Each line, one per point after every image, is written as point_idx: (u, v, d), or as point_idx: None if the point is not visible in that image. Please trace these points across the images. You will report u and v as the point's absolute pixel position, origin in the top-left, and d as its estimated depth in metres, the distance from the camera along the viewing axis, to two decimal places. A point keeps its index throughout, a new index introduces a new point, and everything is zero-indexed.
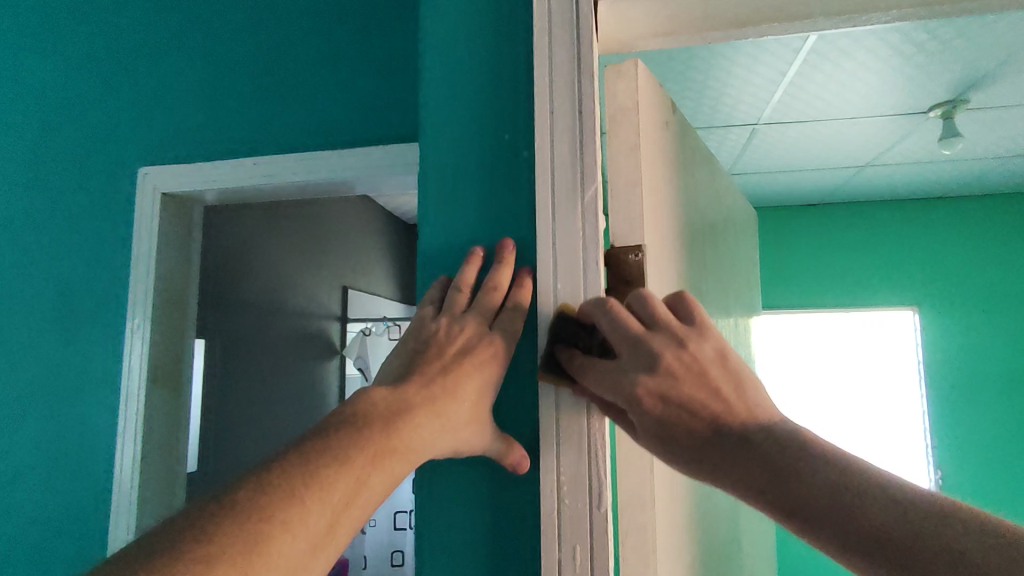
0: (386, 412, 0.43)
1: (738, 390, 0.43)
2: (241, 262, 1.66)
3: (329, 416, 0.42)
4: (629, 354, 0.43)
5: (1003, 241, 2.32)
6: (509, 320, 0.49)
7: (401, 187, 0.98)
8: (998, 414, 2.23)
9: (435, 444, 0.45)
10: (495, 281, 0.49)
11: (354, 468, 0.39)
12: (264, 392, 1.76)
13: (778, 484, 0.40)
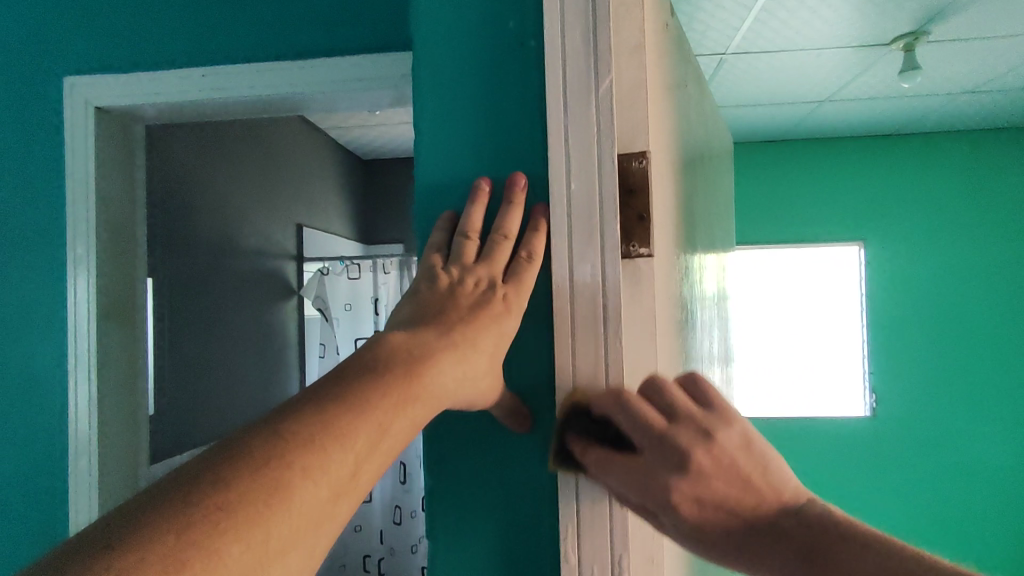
0: (403, 356, 0.38)
1: (764, 472, 0.42)
2: (190, 190, 1.54)
3: (346, 363, 0.38)
4: (658, 431, 0.41)
5: (945, 177, 2.43)
6: (522, 272, 0.44)
7: (367, 103, 0.90)
8: (927, 339, 2.42)
9: (457, 395, 0.40)
10: (505, 232, 0.45)
11: (376, 413, 0.35)
12: (219, 333, 1.69)
13: (788, 559, 0.40)
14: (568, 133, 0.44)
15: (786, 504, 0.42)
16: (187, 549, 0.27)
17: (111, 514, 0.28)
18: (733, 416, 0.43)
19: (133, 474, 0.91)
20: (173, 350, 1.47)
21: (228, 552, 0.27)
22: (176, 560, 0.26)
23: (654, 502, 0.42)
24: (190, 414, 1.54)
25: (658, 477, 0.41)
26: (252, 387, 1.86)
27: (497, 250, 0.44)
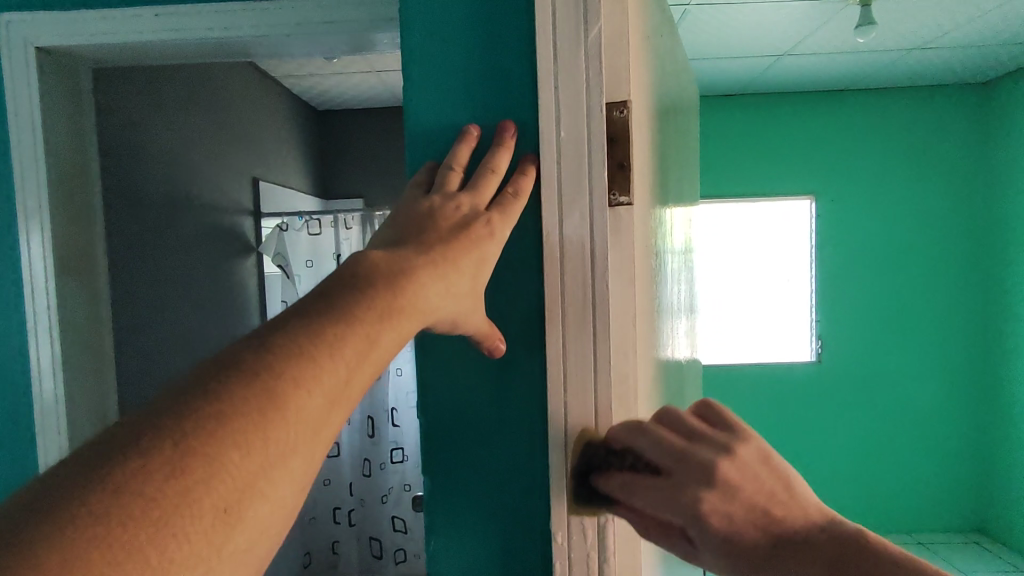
0: (387, 274, 0.39)
1: (788, 488, 0.42)
2: (138, 141, 1.46)
3: (329, 281, 0.38)
4: (675, 453, 0.43)
5: (891, 132, 2.53)
6: (507, 204, 0.46)
7: (334, 48, 0.87)
8: (869, 287, 2.56)
9: (440, 307, 0.41)
10: (493, 165, 0.47)
11: (362, 324, 0.35)
12: (178, 291, 1.65)
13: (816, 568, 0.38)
14: (558, 84, 0.46)
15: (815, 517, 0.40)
16: (189, 459, 0.26)
17: (105, 433, 0.28)
18: (750, 435, 0.44)
19: (104, 433, 0.90)
20: (130, 309, 1.43)
21: (227, 463, 0.27)
22: (179, 470, 0.26)
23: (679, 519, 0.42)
24: (152, 374, 1.51)
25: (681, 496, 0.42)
26: (214, 344, 1.83)
27: (485, 182, 0.46)
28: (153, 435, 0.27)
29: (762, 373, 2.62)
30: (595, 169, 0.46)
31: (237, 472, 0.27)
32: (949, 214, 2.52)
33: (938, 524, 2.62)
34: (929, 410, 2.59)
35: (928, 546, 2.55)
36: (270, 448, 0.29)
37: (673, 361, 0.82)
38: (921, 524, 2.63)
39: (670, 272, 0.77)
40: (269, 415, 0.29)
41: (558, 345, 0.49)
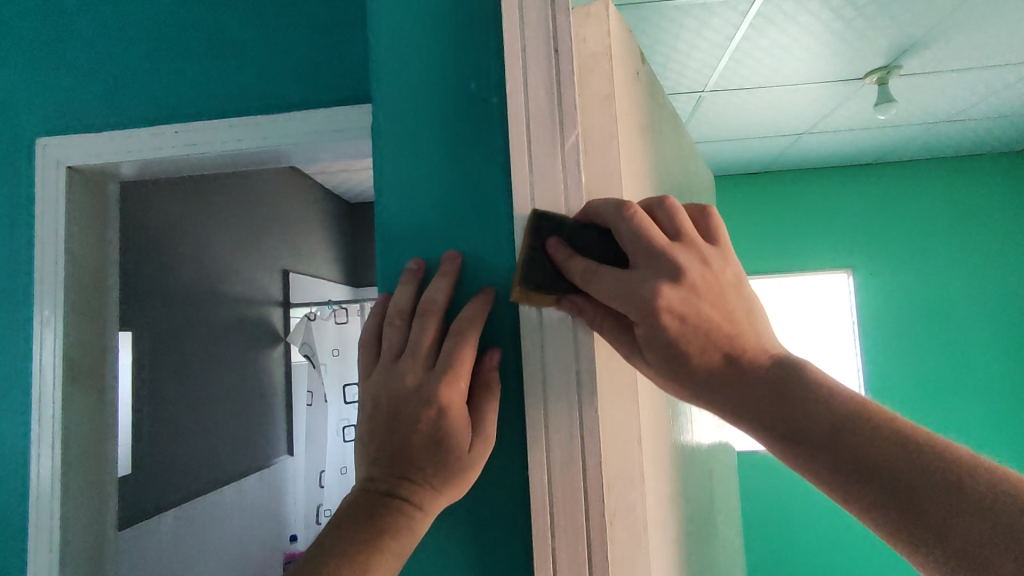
0: (395, 479, 0.42)
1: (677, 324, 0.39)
2: (164, 245, 1.51)
3: (389, 498, 0.42)
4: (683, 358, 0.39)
5: (926, 203, 2.46)
6: (454, 351, 0.42)
7: (342, 153, 0.90)
8: (921, 365, 2.41)
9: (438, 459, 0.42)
10: (458, 329, 0.43)
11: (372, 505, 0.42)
12: (203, 386, 1.66)
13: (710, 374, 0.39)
14: (535, 188, 0.43)
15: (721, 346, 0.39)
16: None
17: None
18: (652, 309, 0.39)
19: (99, 542, 0.87)
20: (149, 409, 1.42)
21: None
22: None
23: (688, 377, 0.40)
24: (170, 471, 1.50)
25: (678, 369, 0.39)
26: (236, 439, 1.81)
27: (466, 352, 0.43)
28: None
29: None
30: None
31: None
32: (1001, 286, 2.38)
33: None
34: None
35: None
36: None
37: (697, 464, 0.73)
38: None
39: None
40: None
41: (542, 480, 0.44)
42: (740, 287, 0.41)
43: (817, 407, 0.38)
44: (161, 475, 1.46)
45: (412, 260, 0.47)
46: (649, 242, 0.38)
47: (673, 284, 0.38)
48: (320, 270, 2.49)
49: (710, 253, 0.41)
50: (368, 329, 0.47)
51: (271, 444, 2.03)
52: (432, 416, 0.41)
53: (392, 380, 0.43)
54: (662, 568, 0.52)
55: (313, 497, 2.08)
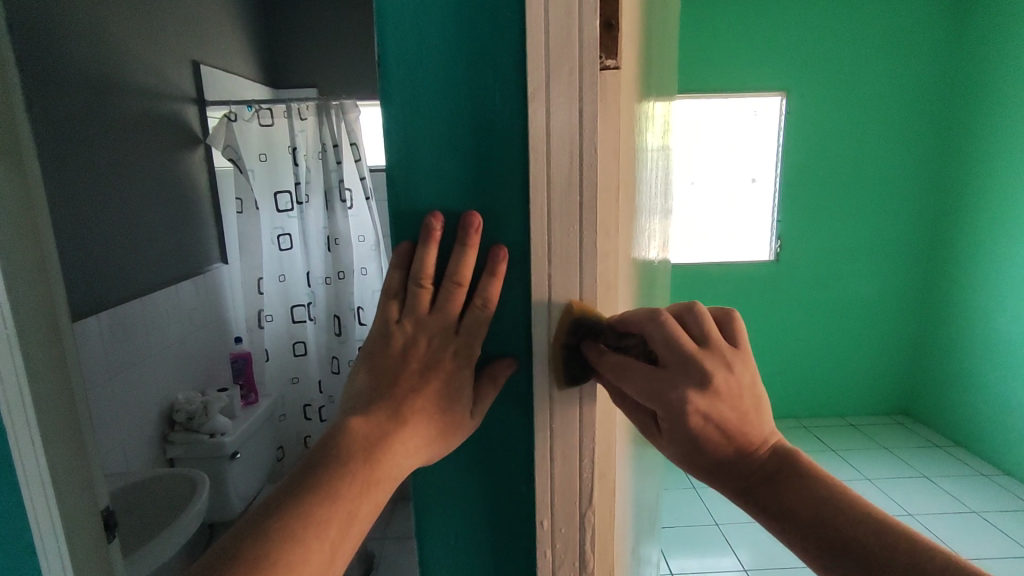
0: (393, 422, 0.47)
1: (728, 369, 0.48)
2: (44, 15, 1.28)
3: (385, 446, 0.46)
4: (690, 352, 0.47)
5: (867, 25, 2.46)
6: (474, 321, 0.49)
7: None
8: (827, 190, 2.62)
9: (440, 416, 0.49)
10: (483, 303, 0.48)
11: (368, 450, 0.46)
12: (124, 188, 1.54)
13: (726, 410, 0.48)
14: None
15: (748, 382, 0.49)
16: (268, 533, 0.41)
17: (249, 536, 0.41)
18: (746, 352, 0.50)
19: (54, 329, 0.86)
20: (72, 210, 1.34)
21: (280, 524, 0.42)
22: (260, 532, 0.41)
23: (666, 409, 0.48)
24: (102, 270, 1.45)
25: (676, 385, 0.47)
26: (166, 243, 1.75)
27: (479, 322, 0.48)
28: (252, 546, 0.41)
29: (722, 269, 2.73)
30: (586, 32, 0.43)
31: (283, 517, 0.42)
32: (915, 114, 2.53)
33: (866, 405, 2.92)
34: (872, 307, 2.76)
35: (859, 428, 2.84)
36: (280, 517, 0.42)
37: (646, 259, 0.79)
38: (853, 408, 2.93)
39: (649, 150, 0.77)
40: (291, 521, 0.42)
41: (543, 216, 0.46)
42: (755, 386, 0.50)
43: (791, 486, 0.50)
44: (91, 277, 1.41)
45: (432, 213, 0.48)
46: (671, 355, 0.47)
47: (699, 391, 0.47)
48: (234, 67, 2.22)
49: (734, 356, 0.49)
50: (391, 278, 0.50)
51: (203, 250, 1.99)
52: (449, 372, 0.49)
53: (414, 336, 0.49)
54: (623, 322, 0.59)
55: (254, 302, 2.12)
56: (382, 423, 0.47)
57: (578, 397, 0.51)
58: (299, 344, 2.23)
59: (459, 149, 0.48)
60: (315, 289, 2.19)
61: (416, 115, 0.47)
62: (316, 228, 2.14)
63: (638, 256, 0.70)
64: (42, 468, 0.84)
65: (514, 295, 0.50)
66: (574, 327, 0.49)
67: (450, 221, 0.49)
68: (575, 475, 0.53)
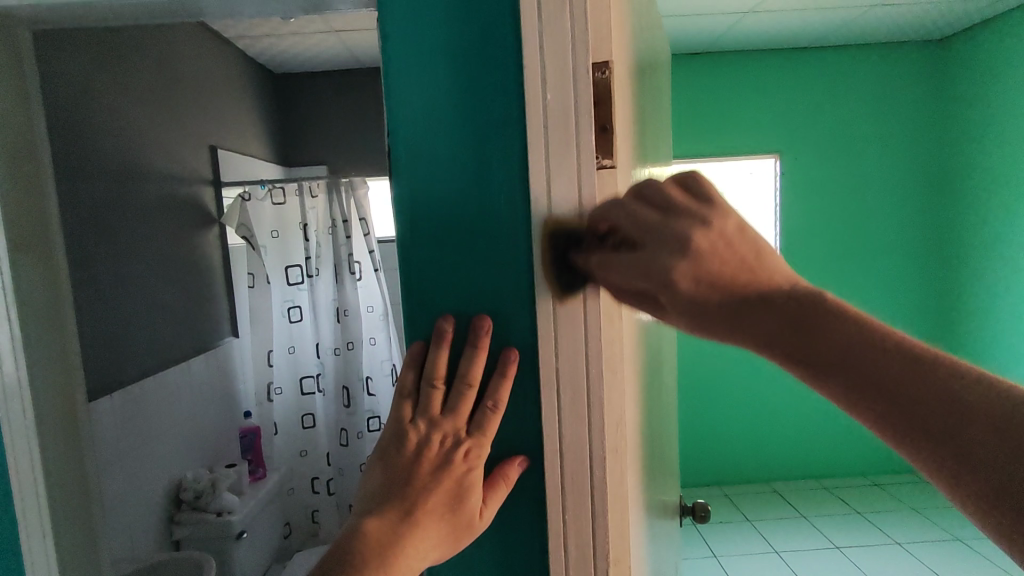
0: (406, 524, 0.47)
1: (705, 225, 0.43)
2: (78, 111, 1.36)
3: (397, 548, 0.46)
4: (656, 222, 0.43)
5: (852, 90, 2.57)
6: (485, 421, 0.50)
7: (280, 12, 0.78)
8: (829, 247, 2.65)
9: (451, 517, 0.49)
10: (493, 404, 0.50)
11: (379, 552, 0.45)
12: (141, 269, 1.59)
13: (721, 272, 0.43)
14: (545, 54, 0.46)
15: (735, 227, 0.44)
16: None
17: None
18: (727, 206, 0.45)
19: (71, 416, 0.87)
20: (93, 290, 1.38)
21: None
22: None
23: (655, 281, 0.44)
24: (120, 351, 1.48)
25: (659, 261, 0.43)
26: (180, 320, 1.78)
27: (490, 422, 0.50)
28: None
29: None
30: (582, 143, 0.47)
31: None
32: (908, 173, 2.60)
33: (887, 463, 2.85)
34: None
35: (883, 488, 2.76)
36: None
37: (650, 332, 0.81)
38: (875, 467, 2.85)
39: None
40: None
41: (549, 311, 0.50)
42: (744, 232, 0.44)
43: (820, 328, 0.40)
44: (106, 357, 1.42)
45: (443, 318, 0.51)
46: (643, 221, 0.44)
47: (682, 257, 0.43)
48: (249, 149, 2.34)
49: (711, 210, 0.44)
50: (405, 378, 0.52)
51: (215, 325, 2.02)
52: (461, 471, 0.49)
53: (427, 437, 0.49)
54: (630, 401, 0.61)
55: (264, 376, 2.13)
56: (394, 524, 0.47)
57: (589, 486, 0.52)
58: (308, 416, 2.22)
59: (470, 248, 0.51)
60: (324, 360, 2.21)
61: (429, 218, 0.51)
62: (327, 300, 2.18)
63: (643, 332, 0.72)
64: (50, 559, 0.83)
65: (523, 383, 0.53)
66: (582, 417, 0.51)
67: (459, 323, 0.53)
68: (588, 561, 0.53)
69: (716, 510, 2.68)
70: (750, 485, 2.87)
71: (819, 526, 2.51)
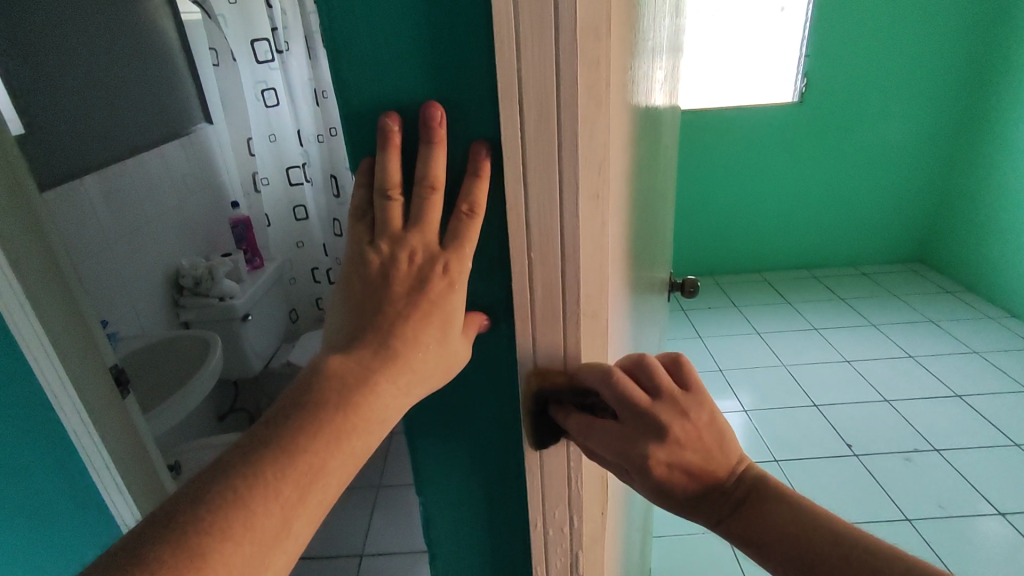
0: (375, 357, 0.39)
1: (683, 417, 0.47)
2: None
3: (364, 383, 0.38)
4: (642, 405, 0.46)
5: None
6: (460, 230, 0.41)
7: None
8: (864, 13, 2.45)
9: (429, 349, 0.41)
10: (468, 208, 0.40)
11: (344, 392, 0.38)
12: (78, 37, 1.40)
13: (690, 457, 0.47)
14: None
15: (706, 419, 0.48)
16: (221, 484, 0.34)
17: (199, 487, 0.34)
18: (704, 396, 0.49)
19: (18, 191, 0.80)
20: (28, 59, 1.25)
21: (236, 480, 0.34)
22: (212, 483, 0.34)
23: (631, 464, 0.46)
24: (67, 129, 1.36)
25: (637, 445, 0.46)
26: (137, 100, 1.62)
27: (464, 229, 0.41)
28: (204, 500, 0.33)
29: (740, 112, 2.64)
30: None
31: (241, 469, 0.35)
32: None
33: (879, 253, 2.90)
34: (899, 146, 2.67)
35: (869, 275, 2.85)
36: (237, 467, 0.35)
37: (647, 97, 0.69)
38: (864, 256, 2.92)
39: None
40: (249, 472, 0.34)
41: (507, 14, 0.35)
42: (714, 419, 0.49)
43: (760, 510, 0.48)
44: (49, 139, 1.31)
45: (387, 114, 0.40)
46: (631, 402, 0.46)
47: (659, 442, 0.46)
48: None
49: (688, 401, 0.48)
50: (357, 197, 0.43)
51: (182, 110, 1.85)
52: (439, 291, 0.41)
53: (391, 255, 0.40)
54: (615, 165, 0.48)
55: (246, 165, 2.05)
56: (362, 361, 0.39)
57: (560, 273, 0.42)
58: (300, 208, 2.19)
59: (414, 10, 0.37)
60: (308, 148, 2.12)
61: None
62: (301, 79, 2.01)
63: (636, 94, 0.59)
64: (44, 336, 0.83)
65: (482, 122, 0.40)
66: (549, 168, 0.39)
67: (393, 60, 0.39)
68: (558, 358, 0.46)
69: (706, 295, 2.83)
70: (741, 274, 2.98)
71: (800, 310, 2.64)
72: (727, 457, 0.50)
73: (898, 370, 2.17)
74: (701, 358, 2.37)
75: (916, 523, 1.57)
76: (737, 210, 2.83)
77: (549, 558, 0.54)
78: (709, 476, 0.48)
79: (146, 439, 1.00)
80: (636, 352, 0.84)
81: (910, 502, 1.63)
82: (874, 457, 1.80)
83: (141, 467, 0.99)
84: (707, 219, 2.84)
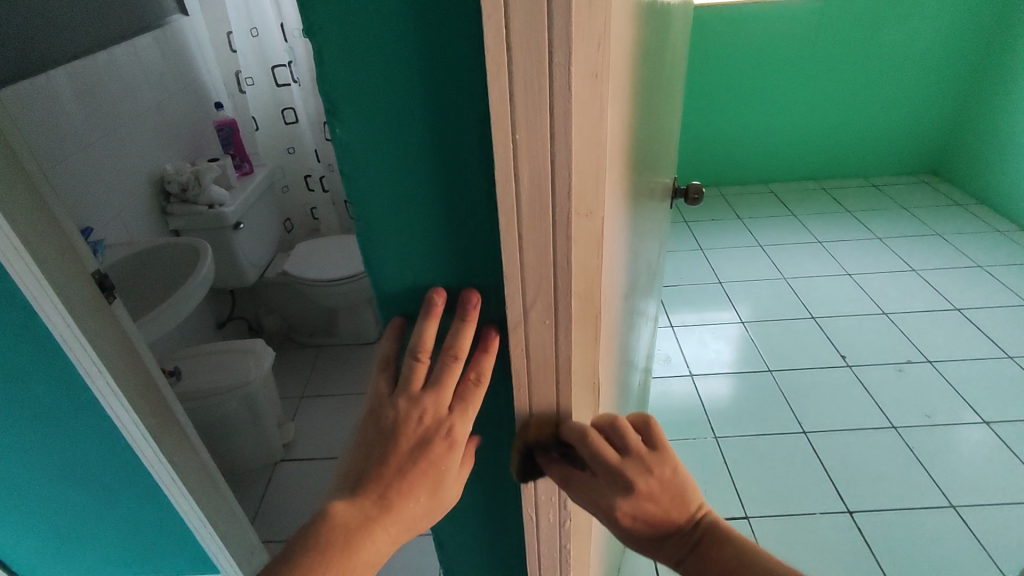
0: (379, 507, 0.42)
1: (648, 473, 0.48)
2: None
3: (364, 537, 0.41)
4: (609, 462, 0.47)
5: None
6: (468, 401, 0.44)
7: None
8: None
9: (428, 502, 0.44)
10: (476, 379, 0.44)
11: (347, 543, 0.41)
12: None
13: (655, 507, 0.49)
14: None
15: (671, 476, 0.49)
16: None
17: None
18: (670, 454, 0.50)
19: None
20: None
21: None
22: None
23: (595, 508, 0.49)
24: (23, 20, 1.25)
25: (604, 494, 0.48)
26: None
27: (470, 399, 0.44)
28: None
29: (757, 7, 2.46)
30: None
31: None
32: None
33: (893, 163, 2.80)
34: (925, 45, 2.49)
35: (881, 188, 2.76)
36: None
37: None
38: (877, 167, 2.81)
39: None
40: None
41: None
42: (679, 474, 0.50)
43: (713, 555, 0.49)
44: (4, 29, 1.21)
45: (434, 289, 0.43)
46: (601, 459, 0.47)
47: (623, 496, 0.48)
48: None
49: (653, 459, 0.49)
50: (384, 346, 0.45)
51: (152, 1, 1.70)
52: (441, 450, 0.43)
53: (405, 411, 0.42)
54: (616, 56, 0.41)
55: (228, 63, 1.95)
56: (367, 512, 0.41)
57: (550, 189, 0.36)
58: (289, 112, 2.07)
59: (435, 104, 0.35)
60: (293, 45, 1.98)
61: None
62: None
63: None
64: (16, 241, 0.79)
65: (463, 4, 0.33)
66: (538, 58, 0.32)
67: None
68: (549, 289, 0.41)
69: (709, 206, 2.77)
70: (747, 186, 2.90)
71: (805, 222, 2.58)
72: (693, 506, 0.51)
73: (900, 284, 2.15)
74: (701, 270, 2.35)
75: (901, 430, 1.61)
76: (747, 117, 2.70)
77: (534, 471, 0.52)
78: (673, 522, 0.50)
79: (139, 346, 0.99)
80: (635, 268, 0.79)
81: (897, 410, 1.67)
82: (866, 367, 1.82)
83: (137, 375, 0.98)
84: (715, 125, 2.72)
